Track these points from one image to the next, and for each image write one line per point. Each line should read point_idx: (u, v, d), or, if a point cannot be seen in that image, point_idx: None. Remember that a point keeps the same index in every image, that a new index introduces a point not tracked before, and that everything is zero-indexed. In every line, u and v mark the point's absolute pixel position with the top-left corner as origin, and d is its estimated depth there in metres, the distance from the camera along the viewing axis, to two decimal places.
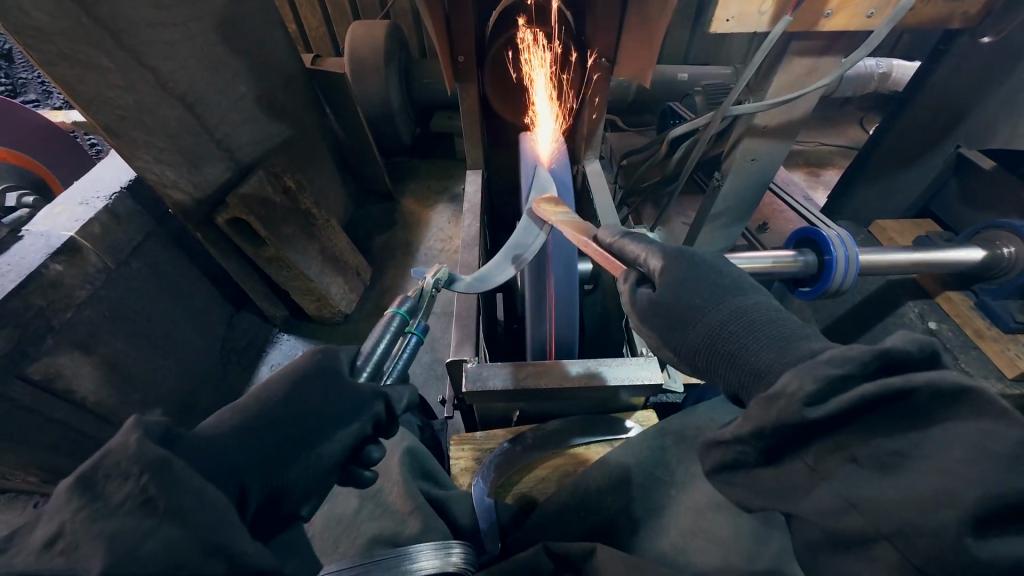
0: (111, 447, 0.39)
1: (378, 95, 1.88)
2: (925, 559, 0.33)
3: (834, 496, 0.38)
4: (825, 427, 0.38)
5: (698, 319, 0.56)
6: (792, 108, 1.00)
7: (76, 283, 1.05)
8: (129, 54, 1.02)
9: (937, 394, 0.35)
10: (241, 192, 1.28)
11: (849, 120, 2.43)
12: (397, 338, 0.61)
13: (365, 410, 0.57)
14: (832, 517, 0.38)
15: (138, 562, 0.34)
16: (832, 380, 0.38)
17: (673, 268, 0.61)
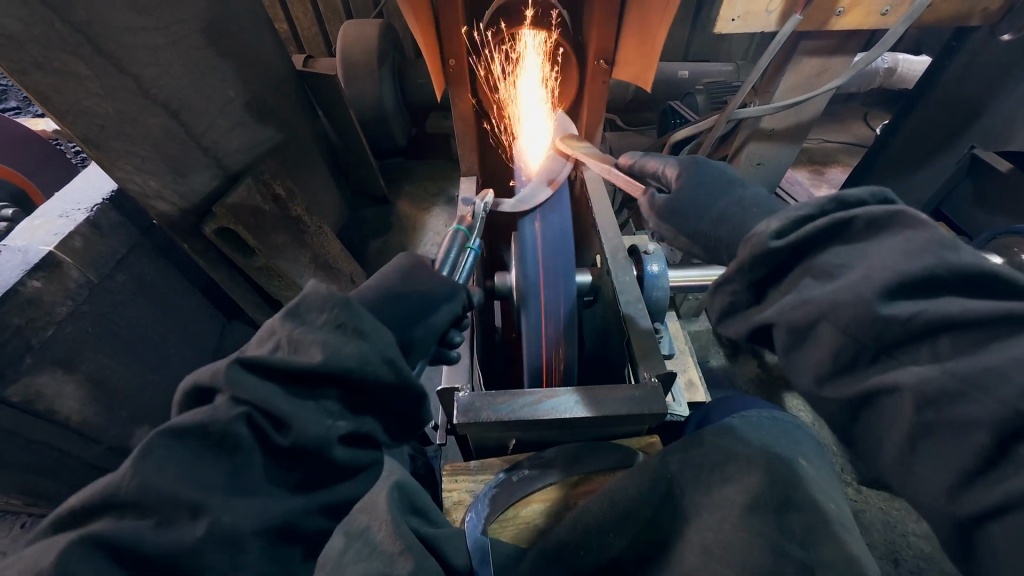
0: (308, 291, 0.56)
1: (371, 97, 1.83)
2: (849, 323, 0.48)
3: (793, 298, 0.53)
4: (793, 253, 0.54)
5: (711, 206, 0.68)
6: (800, 111, 0.96)
7: (57, 300, 1.01)
8: (108, 60, 0.98)
9: (871, 221, 0.50)
10: (228, 202, 1.24)
11: (852, 116, 2.38)
12: (461, 251, 0.77)
13: (457, 296, 0.69)
14: (790, 313, 0.52)
15: (341, 356, 0.52)
16: (796, 219, 0.54)
17: (686, 171, 0.73)
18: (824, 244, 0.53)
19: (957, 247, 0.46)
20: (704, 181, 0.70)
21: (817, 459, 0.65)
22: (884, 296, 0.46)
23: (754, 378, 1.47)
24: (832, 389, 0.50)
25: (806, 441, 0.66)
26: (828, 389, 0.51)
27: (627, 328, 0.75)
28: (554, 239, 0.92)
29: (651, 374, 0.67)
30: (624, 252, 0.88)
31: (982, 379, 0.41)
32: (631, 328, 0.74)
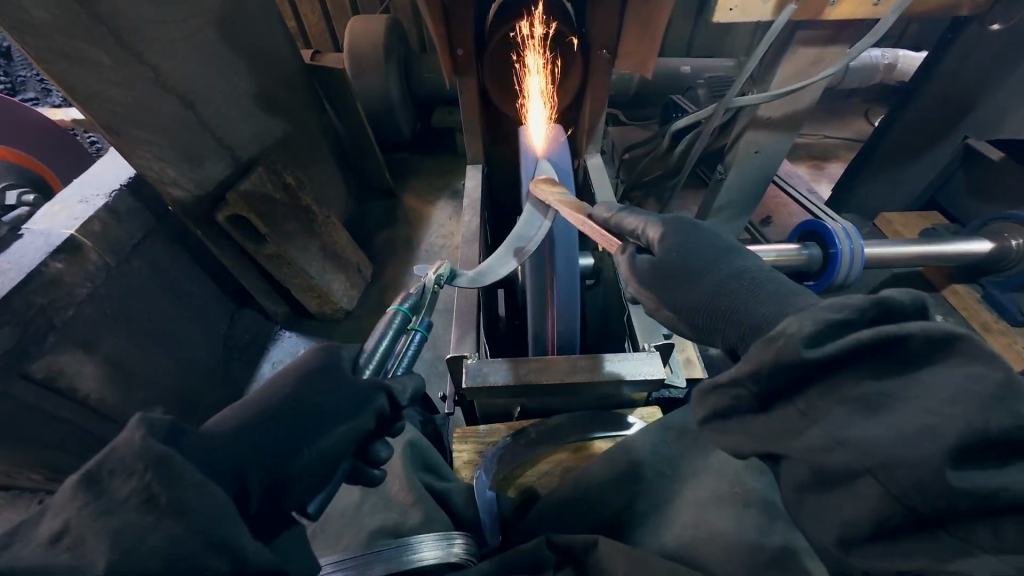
0: (302, 361, 0.57)
1: (378, 91, 1.87)
2: (905, 488, 0.33)
3: (821, 434, 0.37)
4: (822, 373, 0.38)
5: (699, 279, 0.57)
6: (797, 99, 0.98)
7: (78, 281, 1.04)
8: (127, 51, 1.02)
9: (928, 341, 0.35)
10: (241, 189, 1.28)
11: (853, 112, 2.40)
12: (401, 336, 0.61)
13: (368, 404, 0.56)
14: (819, 454, 0.37)
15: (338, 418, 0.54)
16: (823, 330, 0.38)
17: (671, 234, 0.63)
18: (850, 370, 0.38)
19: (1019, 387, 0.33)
20: (681, 234, 0.62)
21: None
22: (811, 343, 0.38)
23: None
24: (859, 545, 0.36)
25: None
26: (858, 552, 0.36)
27: (629, 305, 0.78)
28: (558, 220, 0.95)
29: (652, 344, 0.70)
30: None
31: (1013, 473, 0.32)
32: (632, 306, 0.77)
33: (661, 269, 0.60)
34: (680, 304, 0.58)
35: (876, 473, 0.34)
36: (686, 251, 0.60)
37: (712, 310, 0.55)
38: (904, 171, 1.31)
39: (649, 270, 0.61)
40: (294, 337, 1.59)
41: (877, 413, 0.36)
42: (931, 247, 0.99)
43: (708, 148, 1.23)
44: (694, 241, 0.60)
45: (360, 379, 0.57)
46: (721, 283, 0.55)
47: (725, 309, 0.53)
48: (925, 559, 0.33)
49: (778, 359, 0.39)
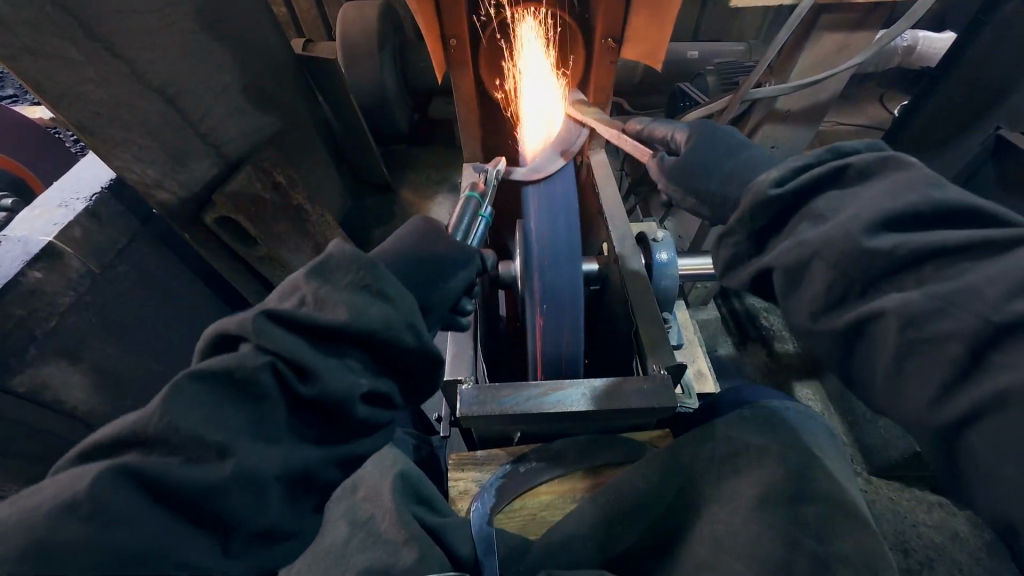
0: (412, 227, 0.67)
1: (373, 82, 1.80)
2: (842, 259, 0.48)
3: (791, 243, 0.52)
4: (791, 209, 0.55)
5: (716, 168, 0.67)
6: (818, 91, 0.91)
7: (60, 290, 1.00)
8: (100, 44, 0.95)
9: (864, 168, 0.52)
10: (228, 190, 1.22)
11: (868, 98, 2.30)
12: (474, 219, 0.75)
13: (472, 261, 0.67)
14: (785, 256, 0.52)
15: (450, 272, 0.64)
16: (793, 170, 0.56)
17: (694, 133, 0.73)
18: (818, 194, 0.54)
19: (941, 187, 0.47)
20: (704, 134, 0.71)
21: (838, 459, 0.62)
22: (779, 181, 0.56)
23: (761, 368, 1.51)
24: (822, 324, 0.50)
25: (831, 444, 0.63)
26: (822, 324, 0.50)
27: (637, 320, 0.72)
28: (559, 223, 0.90)
29: (660, 367, 0.65)
30: (632, 240, 0.85)
31: (976, 337, 0.40)
32: (640, 321, 0.71)
33: (682, 165, 0.70)
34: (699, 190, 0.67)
35: (818, 255, 0.49)
36: (704, 146, 0.70)
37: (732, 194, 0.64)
38: (928, 164, 1.23)
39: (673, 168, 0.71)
40: None
41: (827, 220, 0.51)
42: None
43: None
44: (718, 141, 0.70)
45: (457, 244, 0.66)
46: (736, 168, 0.65)
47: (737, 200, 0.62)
48: (876, 335, 0.46)
49: (755, 200, 0.56)
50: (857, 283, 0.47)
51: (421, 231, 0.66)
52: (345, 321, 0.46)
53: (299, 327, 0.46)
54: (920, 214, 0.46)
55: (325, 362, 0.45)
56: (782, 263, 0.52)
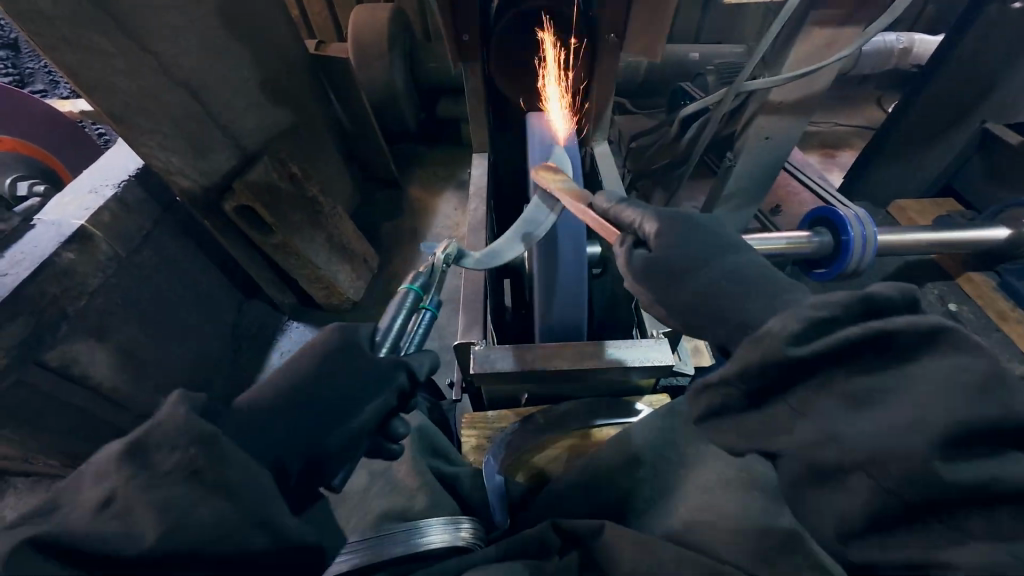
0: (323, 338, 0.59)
1: (383, 81, 1.86)
2: (899, 480, 0.38)
3: (816, 433, 0.42)
4: (813, 367, 0.44)
5: (687, 280, 0.59)
6: (809, 83, 0.96)
7: (89, 271, 1.06)
8: (131, 39, 1.01)
9: (918, 333, 0.40)
10: (246, 178, 1.28)
11: (867, 99, 2.35)
12: (412, 313, 0.62)
13: (389, 383, 0.58)
14: (812, 450, 0.43)
15: (191, 514, 0.40)
16: (815, 319, 0.44)
17: (669, 230, 0.63)
18: (854, 357, 0.42)
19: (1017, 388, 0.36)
20: (677, 231, 0.63)
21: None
22: (792, 342, 0.43)
23: None
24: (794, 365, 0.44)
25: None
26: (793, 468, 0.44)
27: (638, 294, 0.77)
28: None
29: (660, 332, 0.69)
30: None
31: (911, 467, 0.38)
32: (640, 295, 0.76)
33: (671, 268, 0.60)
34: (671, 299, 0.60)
35: (866, 472, 0.39)
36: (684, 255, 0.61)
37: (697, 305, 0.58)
38: (920, 157, 1.28)
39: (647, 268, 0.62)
40: (302, 328, 1.61)
41: (865, 409, 0.41)
42: (962, 235, 0.97)
43: (718, 135, 1.21)
44: (693, 240, 0.62)
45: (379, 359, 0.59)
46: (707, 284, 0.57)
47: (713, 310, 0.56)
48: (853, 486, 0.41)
49: (766, 356, 0.45)
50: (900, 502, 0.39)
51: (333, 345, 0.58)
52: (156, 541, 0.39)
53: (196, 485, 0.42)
54: (884, 342, 0.41)
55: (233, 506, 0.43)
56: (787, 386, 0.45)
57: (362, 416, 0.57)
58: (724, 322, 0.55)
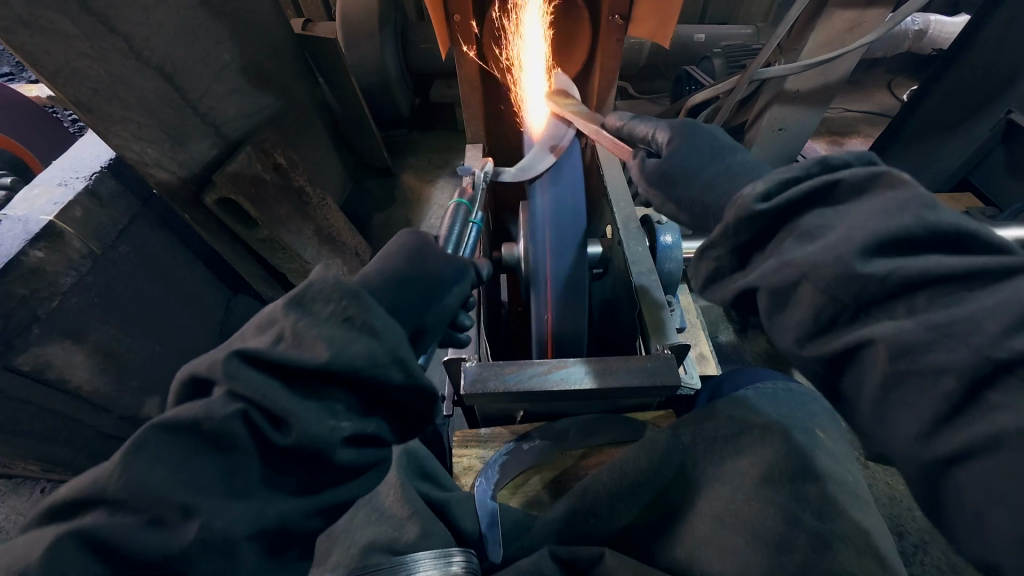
0: (394, 245, 0.62)
1: (374, 63, 1.77)
2: (833, 283, 0.42)
3: (776, 262, 0.47)
4: (792, 211, 0.48)
5: (697, 177, 0.61)
6: (828, 71, 0.90)
7: (61, 270, 1.00)
8: (96, 19, 0.93)
9: (857, 184, 0.45)
10: (229, 170, 1.21)
11: (876, 84, 2.27)
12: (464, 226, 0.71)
13: (466, 274, 0.63)
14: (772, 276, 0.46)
15: (348, 355, 0.43)
16: (779, 181, 0.48)
17: (679, 135, 0.66)
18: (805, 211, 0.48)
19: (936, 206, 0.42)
20: (687, 135, 0.65)
21: (835, 439, 0.63)
22: (762, 198, 0.48)
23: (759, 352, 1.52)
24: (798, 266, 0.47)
25: (828, 421, 0.65)
26: (809, 349, 0.46)
27: (640, 301, 0.72)
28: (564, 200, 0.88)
29: (663, 345, 0.65)
30: (637, 222, 0.85)
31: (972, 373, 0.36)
32: (642, 303, 0.71)
33: (667, 172, 0.63)
34: (677, 193, 0.62)
35: (807, 277, 0.44)
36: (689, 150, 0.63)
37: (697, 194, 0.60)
38: (937, 148, 1.22)
39: (655, 171, 0.65)
40: None
41: (813, 241, 0.45)
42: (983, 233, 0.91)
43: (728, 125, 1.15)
44: (701, 142, 0.63)
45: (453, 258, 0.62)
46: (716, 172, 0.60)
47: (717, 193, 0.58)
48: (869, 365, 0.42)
49: (741, 214, 0.49)
50: (846, 307, 0.43)
51: (412, 245, 0.61)
52: (324, 359, 0.42)
53: (272, 367, 0.42)
54: (914, 238, 0.41)
55: (301, 407, 0.41)
56: (769, 284, 0.47)
57: (450, 297, 0.60)
58: (721, 200, 0.58)
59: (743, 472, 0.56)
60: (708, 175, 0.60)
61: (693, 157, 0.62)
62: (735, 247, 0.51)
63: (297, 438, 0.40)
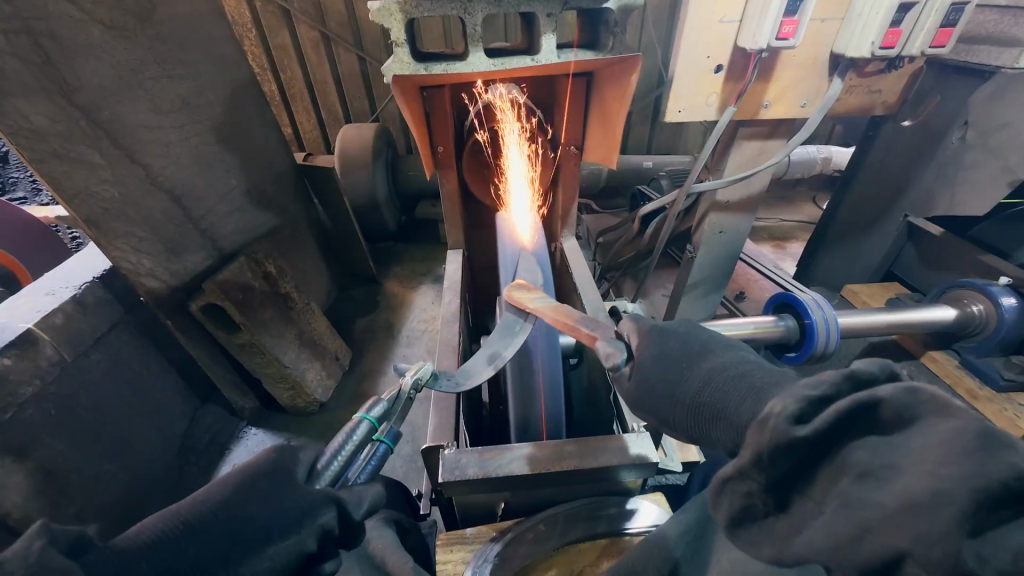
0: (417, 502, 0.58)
1: (366, 187, 2.00)
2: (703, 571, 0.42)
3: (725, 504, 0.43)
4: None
5: (688, 378, 0.51)
6: (750, 185, 1.09)
7: (25, 378, 0.97)
8: (122, 152, 1.07)
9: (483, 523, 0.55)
10: (220, 278, 1.27)
11: (803, 199, 2.64)
12: (365, 446, 0.59)
13: (311, 519, 0.52)
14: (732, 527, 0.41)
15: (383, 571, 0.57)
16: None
17: (647, 344, 0.57)
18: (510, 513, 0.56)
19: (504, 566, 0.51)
20: (658, 338, 0.56)
21: None
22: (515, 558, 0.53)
23: None
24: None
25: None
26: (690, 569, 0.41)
27: (614, 385, 0.75)
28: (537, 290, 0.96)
29: (640, 425, 0.66)
30: (605, 312, 0.92)
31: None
32: (617, 385, 0.74)
33: (662, 368, 0.53)
34: (672, 395, 0.51)
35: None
36: (663, 358, 0.53)
37: (698, 404, 0.49)
38: (863, 244, 1.39)
39: (634, 383, 0.56)
40: (260, 434, 1.48)
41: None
42: (903, 316, 1.00)
43: (677, 230, 1.32)
44: (674, 346, 0.54)
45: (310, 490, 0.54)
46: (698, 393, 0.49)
47: (714, 415, 0.47)
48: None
49: (774, 443, 0.36)
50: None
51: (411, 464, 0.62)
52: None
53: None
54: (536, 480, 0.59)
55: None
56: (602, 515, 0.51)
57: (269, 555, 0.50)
58: (704, 400, 0.48)
59: (724, 572, 0.53)
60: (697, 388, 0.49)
61: (675, 358, 0.53)
62: (771, 486, 0.38)
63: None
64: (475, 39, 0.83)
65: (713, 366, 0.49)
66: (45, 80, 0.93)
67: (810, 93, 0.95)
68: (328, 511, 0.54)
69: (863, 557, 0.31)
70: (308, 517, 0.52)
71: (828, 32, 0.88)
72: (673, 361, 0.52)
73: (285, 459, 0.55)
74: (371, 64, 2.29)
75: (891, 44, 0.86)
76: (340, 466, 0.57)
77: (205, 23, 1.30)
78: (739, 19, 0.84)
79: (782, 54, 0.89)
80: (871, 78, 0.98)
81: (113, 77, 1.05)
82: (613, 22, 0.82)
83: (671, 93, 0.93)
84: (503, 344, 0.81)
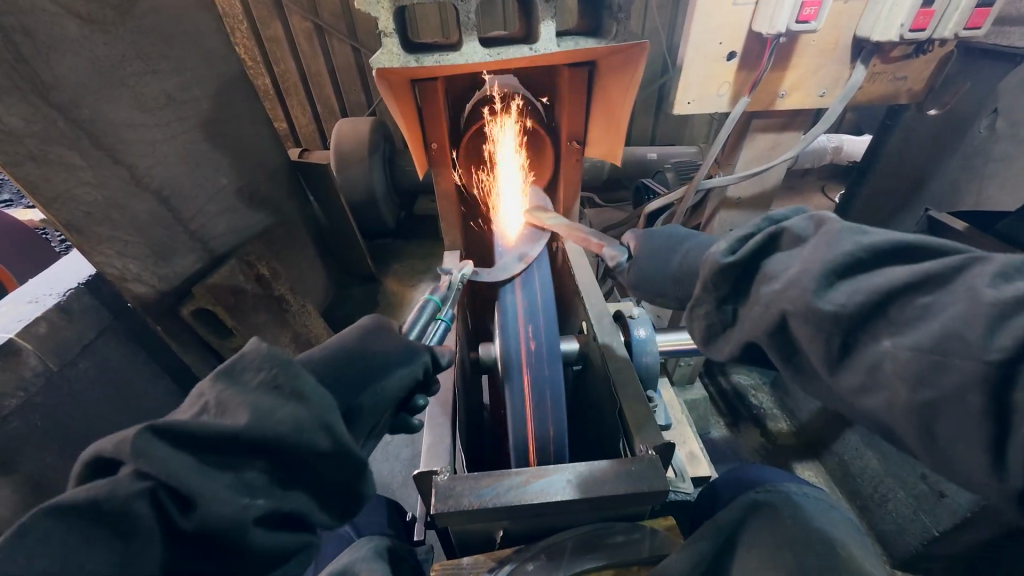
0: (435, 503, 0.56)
1: (363, 183, 1.95)
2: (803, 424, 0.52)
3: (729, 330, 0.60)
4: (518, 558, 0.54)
5: (672, 255, 0.72)
6: (762, 181, 1.04)
7: (8, 391, 0.93)
8: (104, 152, 1.03)
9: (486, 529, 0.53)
10: (211, 282, 1.23)
11: (812, 189, 2.57)
12: (430, 322, 0.77)
13: (416, 359, 0.66)
14: (729, 340, 0.60)
15: None
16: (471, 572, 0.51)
17: (641, 239, 0.79)
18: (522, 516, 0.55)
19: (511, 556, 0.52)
20: (649, 235, 0.77)
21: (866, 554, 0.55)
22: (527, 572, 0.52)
23: (756, 450, 1.46)
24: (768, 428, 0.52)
25: (801, 509, 0.57)
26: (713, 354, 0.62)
27: (620, 398, 0.71)
28: (537, 296, 0.92)
29: (647, 446, 0.62)
30: (609, 317, 0.87)
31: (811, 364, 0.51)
32: (623, 400, 0.70)
33: (650, 252, 0.75)
34: (659, 268, 0.73)
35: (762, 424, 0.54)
36: (649, 248, 0.75)
37: (680, 271, 0.70)
38: None
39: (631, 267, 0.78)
40: None
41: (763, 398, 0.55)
42: None
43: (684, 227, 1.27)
44: (660, 238, 0.75)
45: (405, 342, 0.67)
46: (677, 263, 0.70)
47: (687, 275, 0.69)
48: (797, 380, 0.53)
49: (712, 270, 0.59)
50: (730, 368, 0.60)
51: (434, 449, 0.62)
52: None
53: None
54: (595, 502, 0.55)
55: None
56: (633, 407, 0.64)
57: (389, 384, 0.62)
58: (682, 267, 0.70)
59: None
60: (675, 261, 0.71)
61: (658, 245, 0.74)
62: (719, 300, 0.60)
63: (204, 516, 0.43)
64: (470, 28, 0.78)
65: (688, 246, 0.71)
66: (19, 79, 0.88)
67: (830, 80, 0.89)
68: (425, 356, 0.67)
69: (764, 320, 0.52)
70: (413, 357, 0.66)
71: (851, 14, 0.81)
72: (660, 250, 0.74)
73: (381, 322, 0.69)
74: (366, 55, 2.22)
75: (920, 25, 0.79)
76: (417, 332, 0.74)
77: (192, 15, 1.25)
78: (755, 1, 0.78)
79: (801, 38, 0.82)
80: (896, 64, 0.92)
81: (93, 73, 1.00)
82: (617, 7, 0.77)
83: (680, 83, 0.87)
84: (529, 246, 1.01)
